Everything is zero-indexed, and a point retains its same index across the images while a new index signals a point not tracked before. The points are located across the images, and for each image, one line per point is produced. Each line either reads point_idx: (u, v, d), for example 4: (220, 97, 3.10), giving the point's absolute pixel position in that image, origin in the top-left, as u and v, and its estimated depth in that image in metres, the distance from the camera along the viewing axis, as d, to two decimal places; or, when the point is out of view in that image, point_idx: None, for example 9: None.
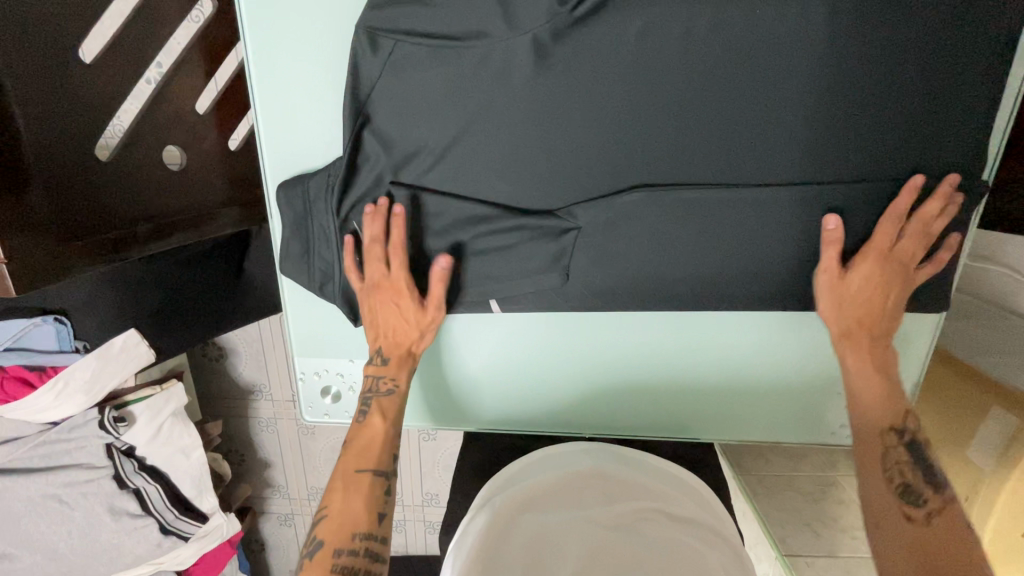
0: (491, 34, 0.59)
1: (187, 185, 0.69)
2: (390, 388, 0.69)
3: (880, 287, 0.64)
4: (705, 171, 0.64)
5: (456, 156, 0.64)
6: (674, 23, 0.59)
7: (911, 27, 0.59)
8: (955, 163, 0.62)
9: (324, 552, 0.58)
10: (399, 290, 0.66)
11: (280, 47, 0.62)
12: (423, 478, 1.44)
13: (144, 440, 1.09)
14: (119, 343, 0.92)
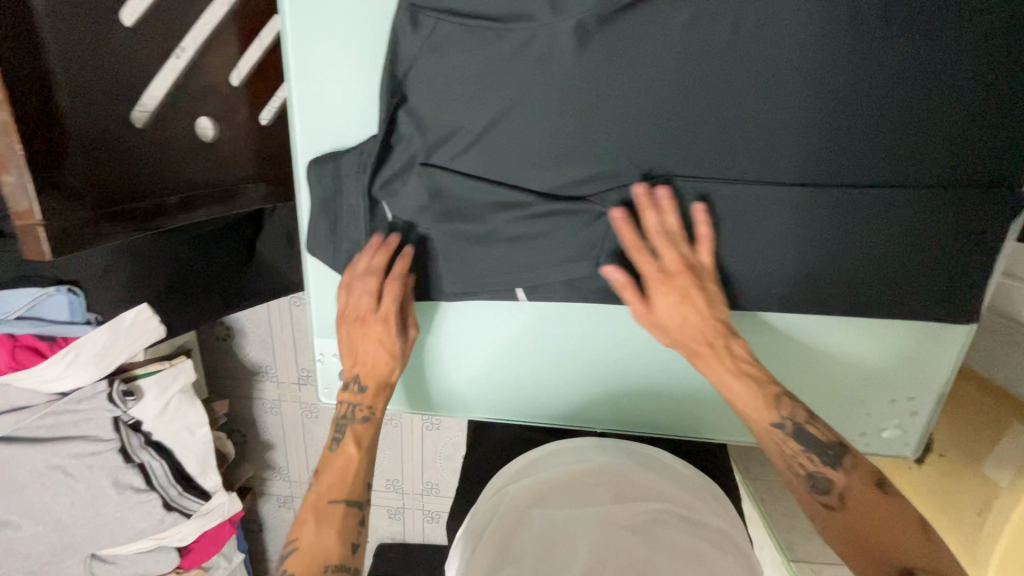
0: (535, 17, 0.58)
1: (217, 158, 0.68)
2: (366, 415, 0.71)
3: (682, 309, 0.63)
4: (743, 168, 0.63)
5: (492, 141, 0.63)
6: (721, 16, 0.58)
7: (962, 30, 0.58)
8: (998, 169, 0.62)
9: None
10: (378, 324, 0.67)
11: (319, 20, 0.61)
12: (424, 467, 1.43)
13: (152, 416, 1.09)
14: (131, 318, 0.92)
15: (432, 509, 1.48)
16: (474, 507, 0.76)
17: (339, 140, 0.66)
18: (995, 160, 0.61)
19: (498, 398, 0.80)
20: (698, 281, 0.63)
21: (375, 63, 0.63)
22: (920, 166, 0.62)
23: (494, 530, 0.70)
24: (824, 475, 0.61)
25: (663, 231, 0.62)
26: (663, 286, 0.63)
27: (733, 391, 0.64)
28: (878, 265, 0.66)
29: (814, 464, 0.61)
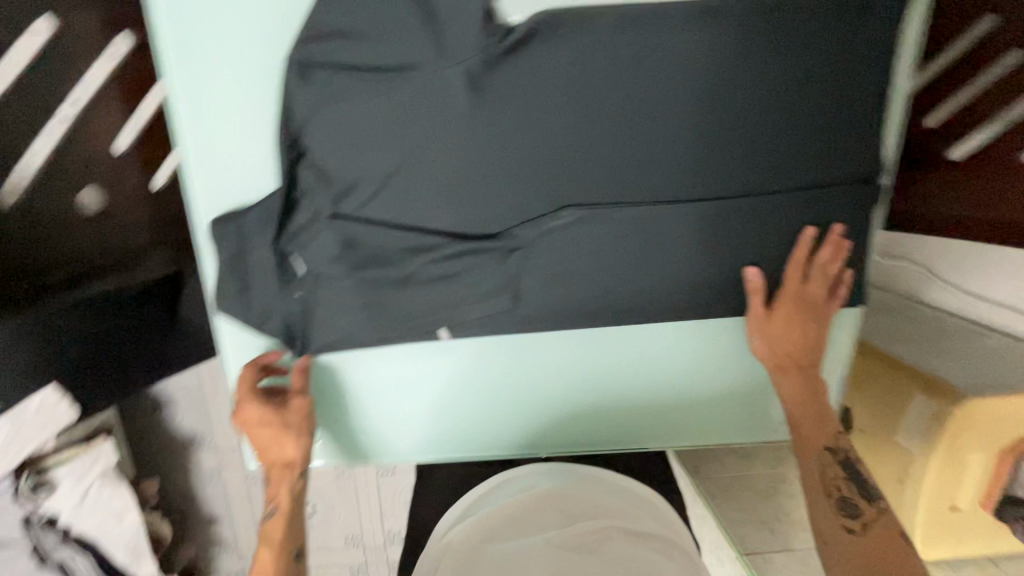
0: (424, 67, 0.61)
1: (105, 225, 0.73)
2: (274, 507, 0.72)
3: (799, 324, 0.70)
4: (640, 191, 0.66)
5: (397, 187, 0.64)
6: (600, 53, 0.62)
7: (815, 48, 0.63)
8: (860, 171, 0.68)
9: None
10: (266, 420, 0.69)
11: (206, 80, 0.61)
12: (383, 515, 1.37)
13: (70, 507, 1.00)
14: (35, 406, 0.75)
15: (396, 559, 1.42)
16: (424, 555, 0.74)
17: (238, 196, 0.65)
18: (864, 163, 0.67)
19: (437, 440, 0.78)
20: (824, 305, 0.71)
21: (271, 120, 0.63)
22: (794, 172, 0.67)
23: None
24: (857, 501, 0.68)
25: (820, 264, 0.69)
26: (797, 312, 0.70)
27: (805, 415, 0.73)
28: (772, 266, 0.71)
29: (851, 490, 0.69)
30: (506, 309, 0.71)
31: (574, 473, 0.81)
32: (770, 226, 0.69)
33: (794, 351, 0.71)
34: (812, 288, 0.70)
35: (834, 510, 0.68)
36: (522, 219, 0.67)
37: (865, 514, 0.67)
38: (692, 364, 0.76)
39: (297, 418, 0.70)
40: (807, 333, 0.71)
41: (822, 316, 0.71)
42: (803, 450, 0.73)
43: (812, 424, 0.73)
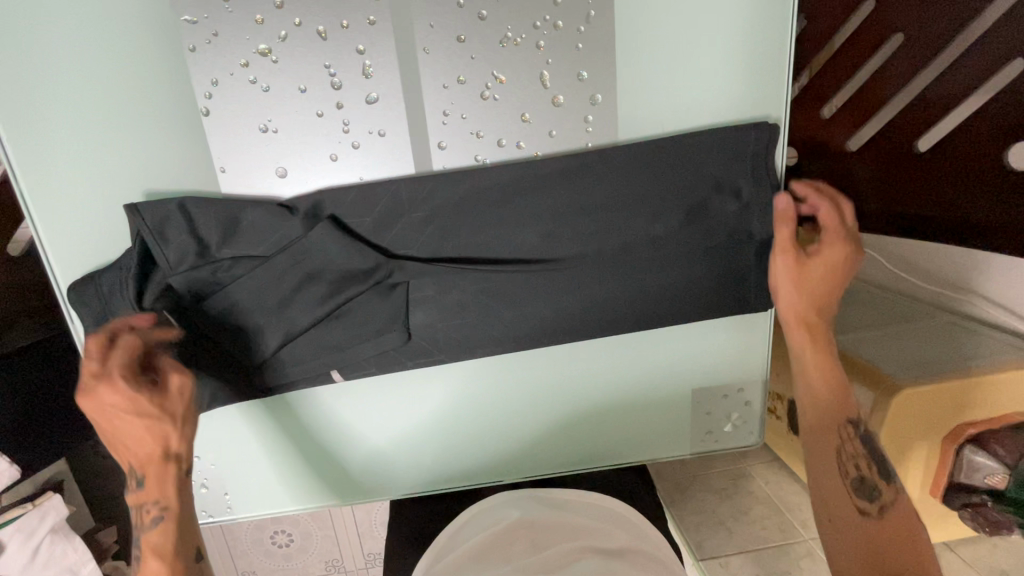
0: (267, 105, 0.59)
1: None
2: (158, 515, 0.57)
3: (789, 250, 0.65)
4: (523, 210, 0.63)
5: (271, 316, 0.62)
6: (448, 74, 0.59)
7: (678, 53, 0.61)
8: (757, 170, 0.64)
9: None
10: (137, 402, 0.53)
11: (42, 141, 0.57)
12: (361, 539, 1.27)
13: (19, 569, 0.96)
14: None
15: None
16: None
17: (99, 258, 0.61)
18: (755, 157, 0.64)
19: (353, 480, 0.75)
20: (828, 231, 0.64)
21: (122, 173, 0.59)
22: (687, 177, 0.63)
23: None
24: (875, 482, 0.61)
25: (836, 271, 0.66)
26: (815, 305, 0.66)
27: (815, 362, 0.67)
28: (677, 276, 0.67)
29: (869, 470, 0.62)
30: (400, 346, 0.66)
31: (533, 501, 0.81)
32: (668, 235, 0.65)
33: (814, 369, 0.67)
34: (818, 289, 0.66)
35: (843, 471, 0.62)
36: (397, 250, 0.63)
37: (882, 496, 0.61)
38: (611, 383, 0.74)
39: (183, 404, 0.57)
40: (810, 274, 0.65)
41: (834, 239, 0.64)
42: (813, 389, 0.67)
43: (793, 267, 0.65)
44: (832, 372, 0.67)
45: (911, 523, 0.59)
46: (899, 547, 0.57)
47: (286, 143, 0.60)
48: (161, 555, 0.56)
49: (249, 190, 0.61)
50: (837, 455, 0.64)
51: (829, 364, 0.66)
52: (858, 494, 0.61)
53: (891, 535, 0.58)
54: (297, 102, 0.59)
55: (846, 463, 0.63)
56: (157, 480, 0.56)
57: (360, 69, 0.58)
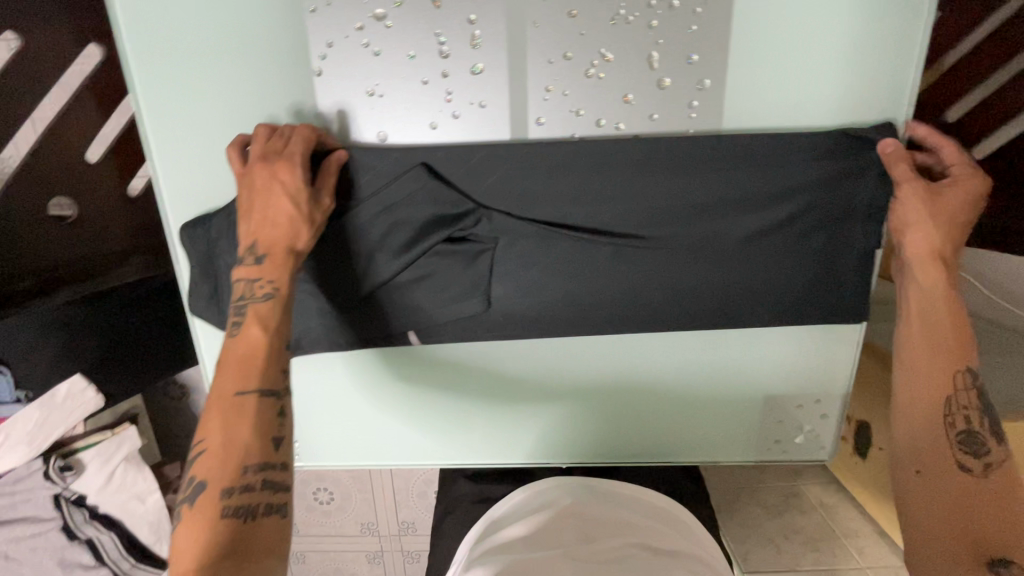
0: (377, 70, 0.60)
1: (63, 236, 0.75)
2: (268, 293, 0.56)
3: (921, 189, 0.59)
4: (616, 192, 0.62)
5: (383, 259, 0.64)
6: (556, 49, 0.59)
7: (800, 40, 0.58)
8: (871, 171, 0.61)
9: (207, 495, 0.50)
10: (295, 212, 0.57)
11: (171, 88, 0.61)
12: (397, 506, 1.30)
13: (96, 488, 0.97)
14: (64, 392, 0.77)
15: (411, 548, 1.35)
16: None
17: (209, 203, 0.65)
18: (867, 158, 0.60)
19: (415, 442, 0.78)
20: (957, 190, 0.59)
21: (238, 125, 0.62)
22: (792, 172, 0.61)
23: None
24: (983, 437, 0.58)
25: (966, 200, 0.59)
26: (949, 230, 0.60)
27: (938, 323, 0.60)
28: (767, 273, 0.65)
29: (977, 421, 0.58)
30: (478, 314, 0.67)
31: (590, 489, 0.80)
32: (762, 229, 0.63)
33: (937, 353, 0.60)
34: (945, 218, 0.59)
35: (952, 437, 0.59)
36: (479, 225, 0.63)
37: (991, 454, 0.57)
38: (683, 376, 0.72)
39: (321, 217, 0.59)
40: (941, 216, 0.59)
41: (974, 192, 0.58)
42: (930, 356, 0.60)
43: (921, 211, 0.59)
44: (959, 347, 0.60)
45: (1010, 473, 0.57)
46: (988, 502, 0.56)
47: (390, 108, 0.61)
48: (263, 324, 0.56)
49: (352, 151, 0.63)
50: (947, 402, 0.59)
51: (958, 335, 0.60)
52: (960, 445, 0.58)
53: (982, 497, 0.56)
54: (404, 67, 0.60)
55: (956, 416, 0.59)
56: (274, 257, 0.57)
57: (469, 39, 0.59)
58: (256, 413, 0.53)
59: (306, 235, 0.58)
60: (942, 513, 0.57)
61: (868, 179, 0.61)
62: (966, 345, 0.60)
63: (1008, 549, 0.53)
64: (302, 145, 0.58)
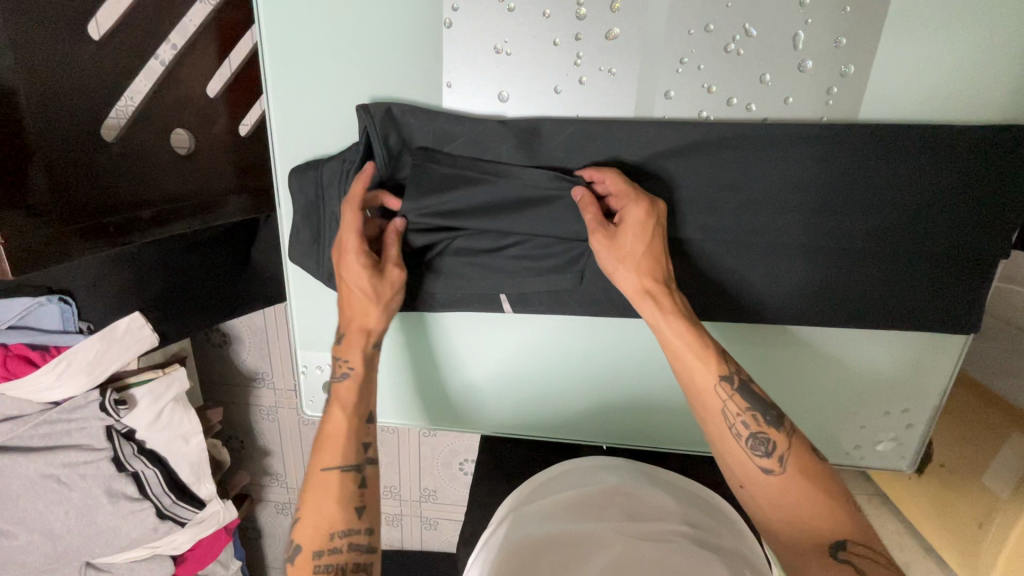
0: (510, 27, 0.59)
1: (185, 168, 0.69)
2: (345, 372, 0.63)
3: (603, 225, 0.59)
4: (737, 172, 0.60)
5: (468, 224, 0.63)
6: (697, 20, 0.57)
7: (956, 35, 0.55)
8: (1007, 176, 0.58)
9: (319, 480, 0.58)
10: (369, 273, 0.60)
11: (298, 27, 0.60)
12: (422, 474, 1.25)
13: (146, 424, 0.95)
14: (123, 326, 0.76)
15: (432, 519, 1.29)
16: (484, 532, 0.67)
17: (321, 150, 0.65)
18: (1007, 162, 0.57)
19: (481, 410, 0.78)
20: (645, 213, 0.57)
21: (361, 73, 0.61)
22: (926, 169, 0.58)
23: (511, 540, 0.62)
24: (768, 433, 0.56)
25: (644, 222, 0.57)
26: (645, 249, 0.58)
27: (673, 341, 0.58)
28: (882, 272, 0.63)
29: (757, 424, 0.57)
30: (571, 288, 0.66)
31: (636, 472, 0.72)
32: (886, 228, 0.61)
33: (677, 360, 0.59)
34: (635, 245, 0.58)
35: (748, 452, 0.57)
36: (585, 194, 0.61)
37: (778, 446, 0.56)
38: (767, 372, 0.72)
39: (394, 296, 0.62)
40: (655, 246, 0.59)
41: (648, 215, 0.57)
42: (694, 380, 0.59)
43: (614, 251, 0.58)
44: (697, 352, 0.58)
45: (811, 465, 0.55)
46: (806, 501, 0.54)
47: (517, 67, 0.60)
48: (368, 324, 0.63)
49: (470, 109, 0.62)
50: (722, 415, 0.58)
51: (696, 351, 0.58)
52: (755, 452, 0.56)
53: (807, 494, 0.54)
54: (538, 27, 0.58)
55: (735, 424, 0.57)
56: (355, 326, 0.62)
57: (609, 2, 0.57)
58: (351, 430, 0.61)
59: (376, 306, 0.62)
60: (776, 512, 0.55)
61: (1005, 186, 0.58)
62: (718, 354, 0.59)
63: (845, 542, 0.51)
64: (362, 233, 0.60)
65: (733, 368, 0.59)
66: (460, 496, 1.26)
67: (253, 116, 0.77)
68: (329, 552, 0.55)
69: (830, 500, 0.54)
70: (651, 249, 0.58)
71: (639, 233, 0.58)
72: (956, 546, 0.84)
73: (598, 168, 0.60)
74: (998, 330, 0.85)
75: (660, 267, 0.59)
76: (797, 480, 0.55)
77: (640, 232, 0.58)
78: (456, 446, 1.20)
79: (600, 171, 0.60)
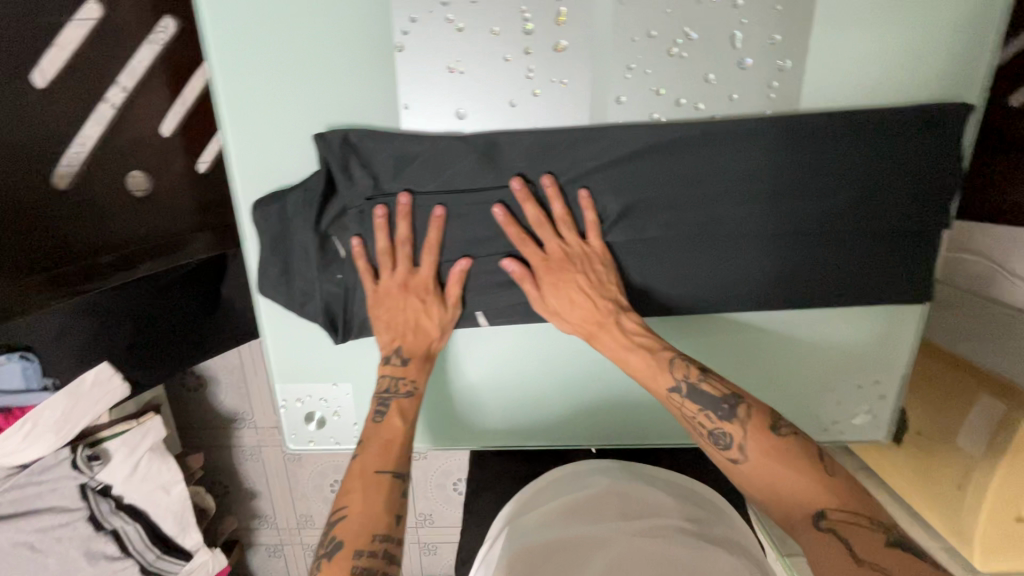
0: (461, 46, 0.60)
1: (146, 210, 0.69)
2: (409, 390, 0.63)
3: (534, 289, 0.64)
4: (689, 169, 0.62)
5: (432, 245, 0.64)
6: (640, 26, 0.59)
7: (881, 26, 0.59)
8: (937, 153, 0.61)
9: (361, 483, 0.56)
10: (429, 295, 0.65)
11: (250, 61, 0.60)
12: (416, 498, 1.23)
13: (121, 479, 0.92)
14: (91, 379, 0.74)
15: (431, 544, 1.27)
16: (482, 548, 0.67)
17: (279, 183, 0.65)
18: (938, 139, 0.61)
19: (467, 425, 0.77)
20: (548, 268, 0.63)
21: (319, 101, 0.62)
22: (869, 151, 0.61)
23: (511, 550, 0.61)
24: (720, 425, 0.58)
25: (558, 281, 0.63)
26: (574, 303, 0.63)
27: (633, 366, 0.62)
28: (836, 252, 0.66)
29: (711, 421, 0.58)
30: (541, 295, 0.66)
31: (622, 469, 0.73)
32: (835, 208, 0.63)
33: (638, 375, 0.62)
34: (568, 303, 0.63)
35: (711, 447, 0.58)
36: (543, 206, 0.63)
37: (732, 435, 0.57)
38: (746, 358, 0.73)
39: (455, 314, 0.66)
40: (586, 295, 0.63)
41: (563, 273, 0.63)
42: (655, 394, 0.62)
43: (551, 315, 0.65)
44: (643, 366, 0.62)
45: (770, 443, 0.56)
46: (788, 479, 0.54)
47: (471, 84, 0.61)
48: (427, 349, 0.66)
49: (430, 127, 0.62)
50: (682, 419, 0.60)
51: (642, 357, 0.62)
52: (719, 447, 0.58)
53: (777, 474, 0.54)
54: (488, 44, 0.60)
55: (697, 427, 0.59)
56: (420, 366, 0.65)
57: (554, 16, 0.59)
58: (403, 439, 0.61)
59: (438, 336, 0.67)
60: (764, 497, 0.55)
61: (935, 161, 0.62)
62: (665, 360, 0.61)
63: (827, 512, 0.51)
64: (430, 262, 0.64)
65: (681, 369, 0.61)
66: (456, 517, 1.25)
67: (213, 147, 0.75)
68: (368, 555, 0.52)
69: (803, 474, 0.54)
70: (580, 299, 0.63)
71: (559, 289, 0.63)
72: (939, 510, 0.87)
73: (528, 192, 0.62)
74: (954, 297, 0.89)
75: (597, 310, 0.63)
76: (760, 464, 0.55)
77: (563, 290, 0.63)
78: (448, 470, 1.18)
79: (552, 190, 0.62)
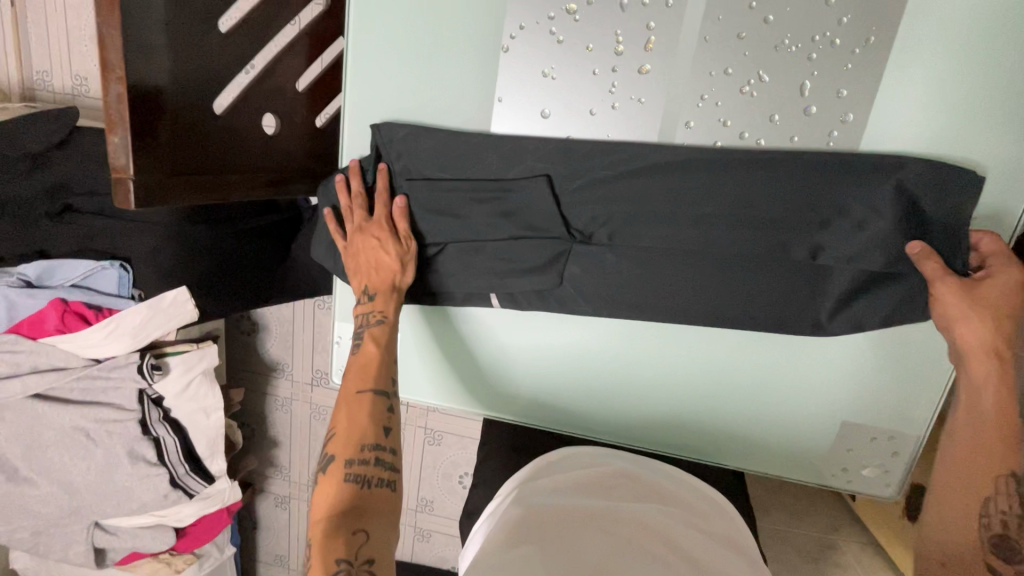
0: (558, 55, 0.69)
1: (272, 148, 0.81)
2: (379, 321, 0.73)
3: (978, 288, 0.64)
4: (731, 200, 0.69)
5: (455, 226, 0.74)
6: (718, 64, 0.66)
7: (941, 100, 0.64)
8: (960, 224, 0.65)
9: (353, 402, 0.70)
10: (385, 234, 0.73)
11: (380, 42, 0.72)
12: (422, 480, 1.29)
13: (173, 393, 1.01)
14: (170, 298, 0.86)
15: (425, 528, 1.33)
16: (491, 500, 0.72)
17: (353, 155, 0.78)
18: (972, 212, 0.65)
19: (496, 395, 0.85)
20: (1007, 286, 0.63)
21: (427, 83, 0.72)
22: (909, 210, 0.66)
23: (522, 499, 0.66)
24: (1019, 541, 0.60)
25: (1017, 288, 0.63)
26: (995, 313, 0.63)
27: (983, 406, 0.65)
28: (855, 299, 0.71)
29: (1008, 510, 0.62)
30: (551, 288, 0.75)
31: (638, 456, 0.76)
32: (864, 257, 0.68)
33: (977, 428, 0.65)
34: (997, 301, 0.64)
35: (972, 520, 0.63)
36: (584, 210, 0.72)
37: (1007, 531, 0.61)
38: (765, 384, 0.78)
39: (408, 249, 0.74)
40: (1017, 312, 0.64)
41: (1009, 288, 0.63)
42: (983, 457, 0.64)
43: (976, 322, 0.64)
44: (1002, 425, 0.64)
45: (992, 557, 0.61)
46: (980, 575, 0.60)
47: (559, 89, 0.70)
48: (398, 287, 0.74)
49: (517, 122, 0.72)
50: (985, 502, 0.62)
51: (1005, 420, 0.64)
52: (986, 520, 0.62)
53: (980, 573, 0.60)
54: (582, 58, 0.68)
55: (988, 507, 0.62)
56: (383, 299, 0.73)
57: (644, 43, 0.67)
58: (382, 362, 0.73)
59: (401, 275, 0.74)
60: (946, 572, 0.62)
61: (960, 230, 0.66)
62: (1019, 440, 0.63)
63: None
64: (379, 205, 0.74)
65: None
66: (454, 509, 1.30)
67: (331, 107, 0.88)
68: (358, 460, 0.65)
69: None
70: (1010, 305, 0.63)
71: (1008, 292, 0.64)
72: None
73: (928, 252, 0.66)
74: None
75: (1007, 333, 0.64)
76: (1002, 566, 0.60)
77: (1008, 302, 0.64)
78: (454, 459, 1.25)
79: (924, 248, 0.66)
